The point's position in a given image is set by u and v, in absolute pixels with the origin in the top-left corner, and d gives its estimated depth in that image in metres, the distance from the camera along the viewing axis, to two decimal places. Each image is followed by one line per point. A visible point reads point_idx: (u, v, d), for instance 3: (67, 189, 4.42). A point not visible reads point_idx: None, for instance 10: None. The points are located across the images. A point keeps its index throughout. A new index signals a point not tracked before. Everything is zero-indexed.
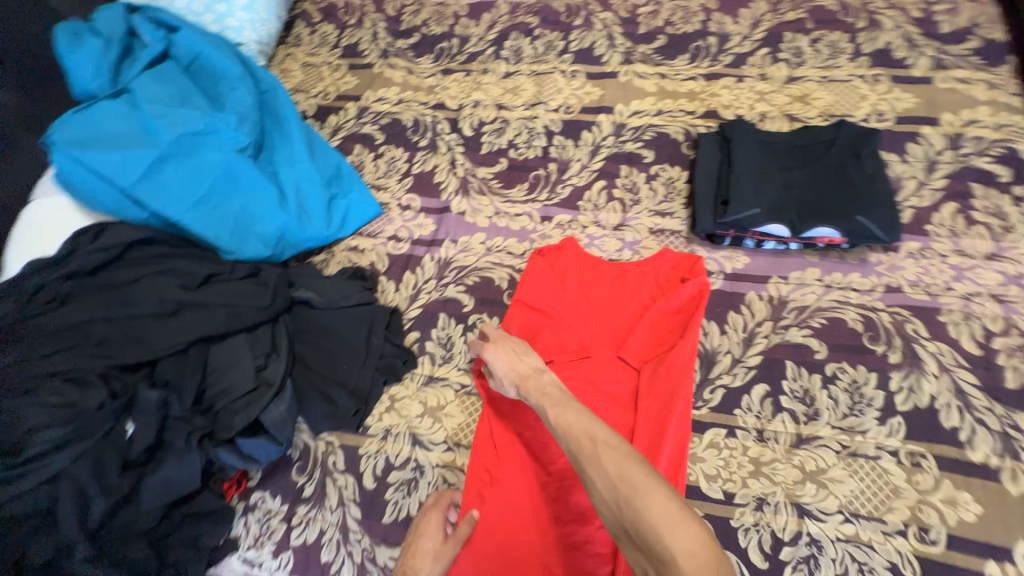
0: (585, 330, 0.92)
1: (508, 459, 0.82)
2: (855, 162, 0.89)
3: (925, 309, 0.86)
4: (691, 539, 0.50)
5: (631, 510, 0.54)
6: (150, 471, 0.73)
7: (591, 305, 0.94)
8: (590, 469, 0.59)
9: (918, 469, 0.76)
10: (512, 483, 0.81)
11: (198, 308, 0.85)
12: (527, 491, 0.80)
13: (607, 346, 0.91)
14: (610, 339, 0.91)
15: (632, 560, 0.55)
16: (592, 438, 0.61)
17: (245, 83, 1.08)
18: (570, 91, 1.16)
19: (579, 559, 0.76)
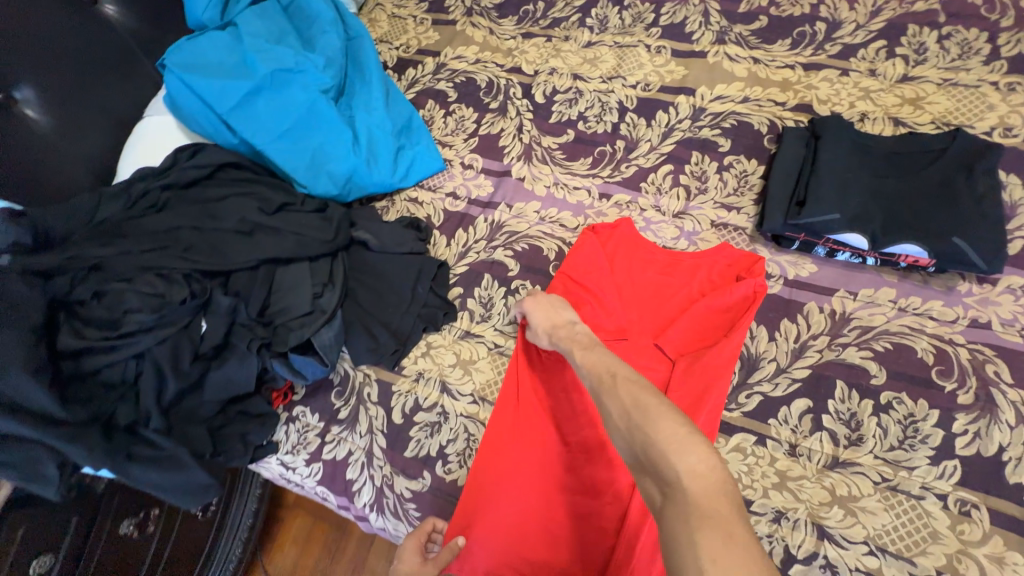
0: (626, 313, 0.91)
1: (529, 423, 0.85)
2: (965, 178, 0.80)
3: (1015, 353, 0.77)
4: (696, 460, 0.52)
5: (639, 431, 0.57)
6: (215, 367, 0.83)
7: (635, 289, 0.92)
8: (608, 399, 0.64)
9: (966, 519, 0.70)
10: (531, 446, 0.84)
11: (272, 232, 0.93)
12: (542, 456, 0.83)
13: (645, 333, 0.89)
14: (650, 326, 0.90)
15: (641, 488, 0.56)
16: (614, 376, 0.67)
17: (336, 28, 1.13)
18: (652, 67, 1.11)
19: (582, 526, 0.80)
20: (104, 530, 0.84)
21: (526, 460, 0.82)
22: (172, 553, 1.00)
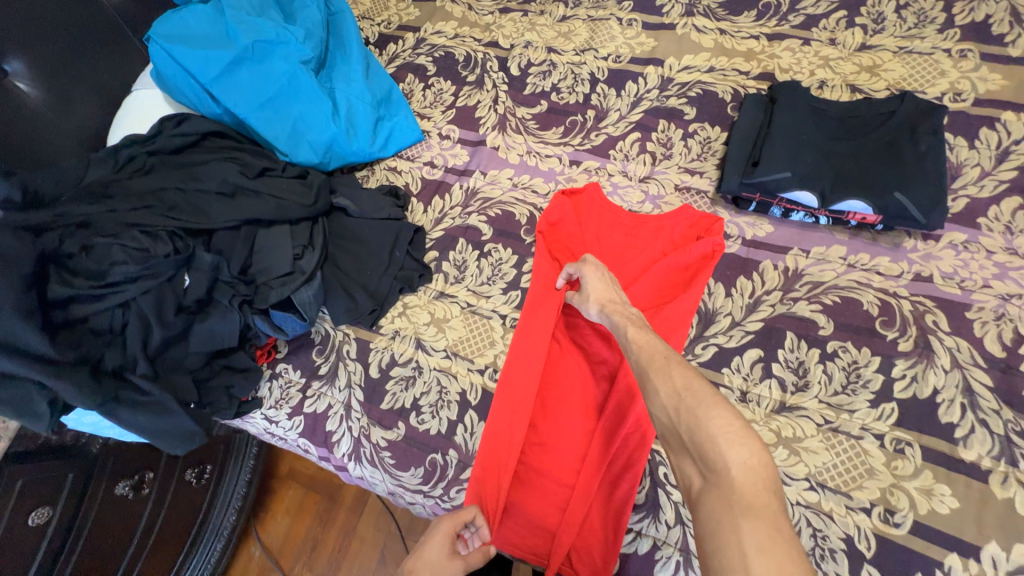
0: None
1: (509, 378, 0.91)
2: (909, 138, 0.84)
3: (953, 303, 0.81)
4: (749, 457, 0.48)
5: (689, 417, 0.53)
6: (199, 320, 0.88)
7: (606, 250, 0.97)
8: (655, 377, 0.59)
9: (900, 456, 0.75)
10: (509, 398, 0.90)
11: (253, 195, 0.97)
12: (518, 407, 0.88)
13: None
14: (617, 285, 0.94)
15: (680, 470, 0.53)
16: (664, 355, 0.62)
17: (317, 2, 1.17)
18: (623, 40, 1.14)
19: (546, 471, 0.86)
20: (100, 489, 0.90)
21: (504, 413, 0.89)
22: (163, 524, 1.06)
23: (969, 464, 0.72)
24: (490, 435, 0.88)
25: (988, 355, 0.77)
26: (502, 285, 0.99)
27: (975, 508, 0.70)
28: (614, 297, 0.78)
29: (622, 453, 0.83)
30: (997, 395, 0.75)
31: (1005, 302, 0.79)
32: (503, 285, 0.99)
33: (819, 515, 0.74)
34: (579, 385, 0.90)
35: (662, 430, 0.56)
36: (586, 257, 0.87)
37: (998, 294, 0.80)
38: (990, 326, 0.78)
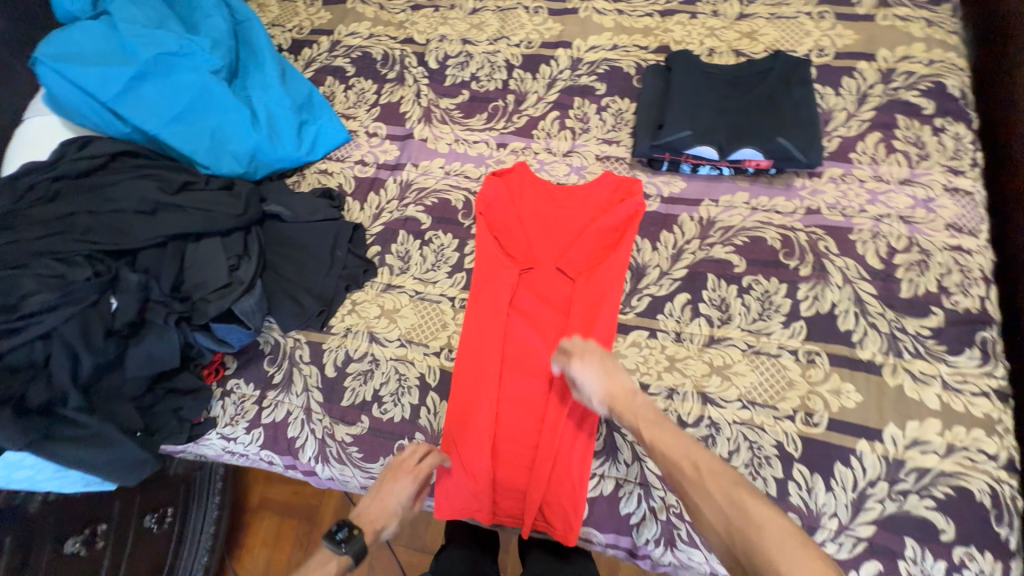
0: (533, 245, 1.02)
1: (468, 355, 0.94)
2: (784, 90, 0.97)
3: (839, 229, 0.93)
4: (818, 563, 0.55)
5: (740, 535, 0.60)
6: (134, 344, 0.85)
7: (541, 224, 1.03)
8: (698, 495, 0.66)
9: (812, 365, 0.85)
10: (470, 373, 0.93)
11: (176, 209, 0.95)
12: (479, 379, 0.93)
13: (549, 261, 1.00)
14: (554, 255, 1.01)
15: None
16: (701, 464, 0.68)
17: (221, 12, 1.15)
18: (532, 26, 1.21)
19: (512, 434, 0.91)
20: None
21: (466, 389, 0.92)
22: None
23: (866, 362, 0.84)
24: (454, 412, 0.91)
25: (870, 269, 0.89)
26: (447, 269, 1.02)
27: (874, 398, 0.82)
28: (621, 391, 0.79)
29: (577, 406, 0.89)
30: (881, 301, 0.87)
31: (878, 222, 0.92)
32: (447, 269, 1.02)
33: (753, 429, 0.83)
34: (531, 350, 0.95)
35: (719, 535, 0.63)
36: (568, 348, 0.84)
37: (872, 216, 0.93)
38: (869, 244, 0.91)
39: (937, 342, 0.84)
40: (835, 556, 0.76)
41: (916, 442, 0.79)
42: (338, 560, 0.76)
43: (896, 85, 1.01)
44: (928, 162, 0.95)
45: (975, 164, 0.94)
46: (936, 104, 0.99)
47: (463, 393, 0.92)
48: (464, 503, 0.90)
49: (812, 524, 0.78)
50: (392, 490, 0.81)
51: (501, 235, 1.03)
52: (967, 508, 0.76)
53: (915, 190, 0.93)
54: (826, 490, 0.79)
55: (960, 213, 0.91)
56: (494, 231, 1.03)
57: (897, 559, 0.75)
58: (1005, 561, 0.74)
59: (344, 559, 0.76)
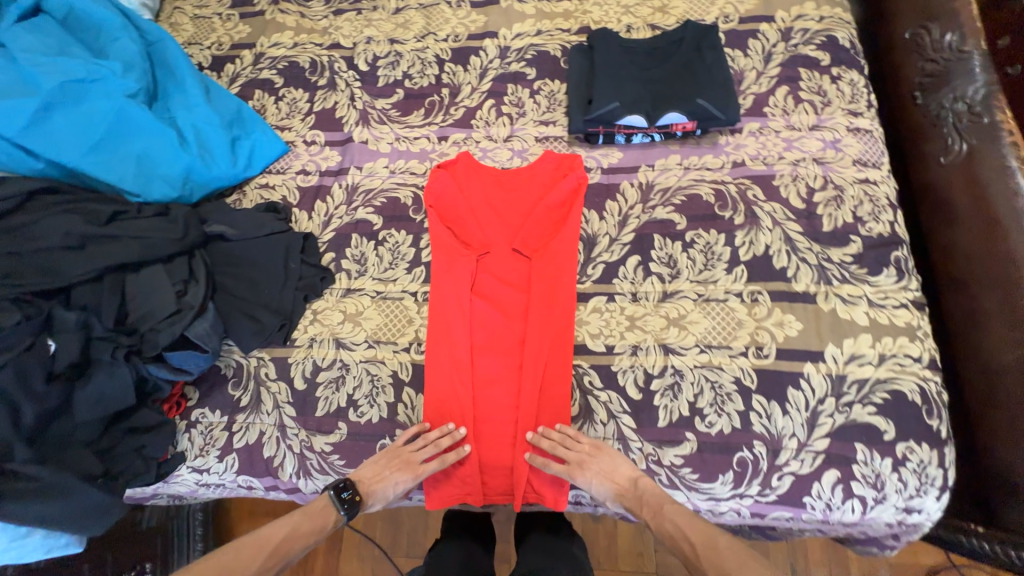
0: (486, 231, 1.03)
1: (438, 347, 0.95)
2: (698, 56, 1.04)
3: (763, 177, 1.01)
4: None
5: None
6: (81, 385, 0.81)
7: (492, 208, 1.05)
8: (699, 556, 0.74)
9: (756, 303, 0.92)
10: (442, 363, 0.94)
11: (108, 240, 0.90)
12: (453, 369, 0.94)
13: (504, 242, 1.03)
14: (508, 236, 1.03)
15: None
16: (699, 538, 0.76)
17: (129, 33, 1.10)
18: (457, 20, 1.23)
19: (491, 416, 0.93)
20: None
21: (440, 377, 0.94)
22: None
23: (802, 293, 0.92)
24: (432, 401, 0.92)
25: (794, 209, 0.98)
26: (405, 265, 1.03)
27: (814, 324, 0.90)
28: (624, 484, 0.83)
29: (549, 376, 0.93)
30: (808, 237, 0.95)
31: (796, 167, 1.01)
32: (406, 265, 1.03)
33: (712, 370, 0.89)
34: (498, 330, 0.98)
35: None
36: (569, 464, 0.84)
37: (790, 161, 1.01)
38: (791, 187, 0.99)
39: (859, 266, 0.93)
40: (798, 472, 0.84)
41: (854, 357, 0.87)
42: (336, 516, 0.83)
43: (795, 42, 1.10)
44: (831, 107, 1.04)
45: (870, 105, 1.04)
46: (832, 56, 1.08)
47: (438, 382, 0.93)
48: (454, 488, 0.92)
49: (774, 446, 0.85)
50: (392, 480, 0.85)
51: (454, 224, 1.04)
52: (902, 407, 0.85)
53: (824, 134, 1.03)
54: (783, 413, 0.86)
55: (863, 149, 1.01)
56: (446, 221, 1.05)
57: (851, 463, 0.83)
58: (938, 448, 0.83)
59: (338, 517, 0.83)
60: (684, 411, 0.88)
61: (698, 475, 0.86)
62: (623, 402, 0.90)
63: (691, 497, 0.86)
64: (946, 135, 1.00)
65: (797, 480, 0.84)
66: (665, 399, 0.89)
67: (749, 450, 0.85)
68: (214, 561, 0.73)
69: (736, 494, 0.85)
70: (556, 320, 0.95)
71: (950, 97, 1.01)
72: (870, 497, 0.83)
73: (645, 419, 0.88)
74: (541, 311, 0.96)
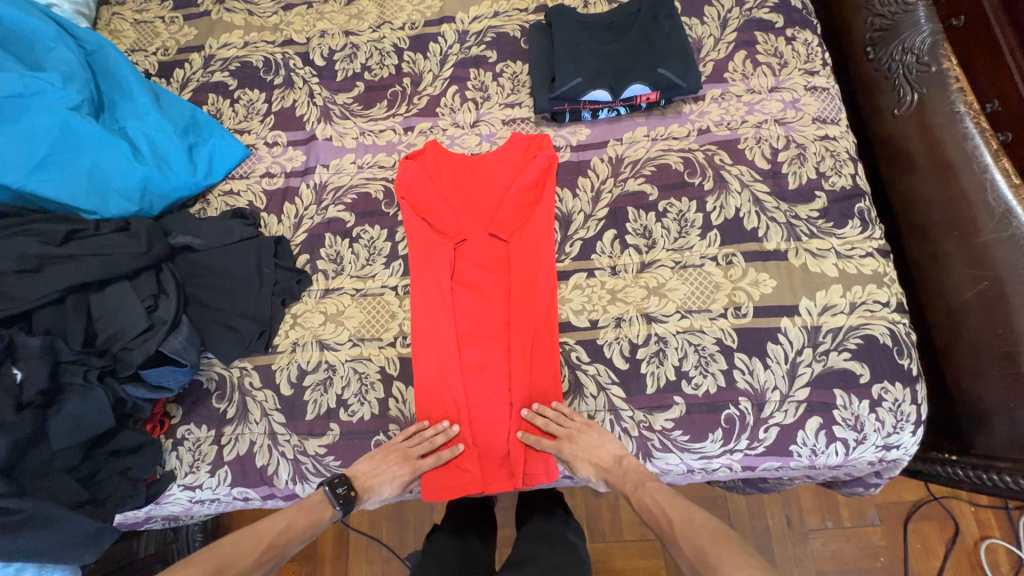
0: (462, 218, 1.04)
1: (424, 338, 0.95)
2: (656, 26, 1.04)
3: (728, 142, 1.03)
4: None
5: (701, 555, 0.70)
6: (54, 412, 0.78)
7: (464, 197, 1.05)
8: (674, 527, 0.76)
9: (731, 266, 0.94)
10: (430, 354, 0.94)
11: (66, 260, 0.86)
12: (441, 358, 0.94)
13: (480, 228, 1.03)
14: (483, 222, 1.04)
15: None
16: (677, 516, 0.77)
17: (65, 43, 1.04)
18: (412, 7, 1.20)
19: (483, 402, 0.95)
20: None
21: (430, 371, 0.94)
22: None
23: (774, 251, 0.94)
24: (424, 394, 0.93)
25: (761, 170, 1.00)
26: (383, 260, 1.01)
27: (787, 281, 0.92)
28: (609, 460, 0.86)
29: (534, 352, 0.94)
30: (775, 197, 0.98)
31: (759, 129, 1.03)
32: (383, 260, 1.01)
33: (695, 333, 0.91)
34: (482, 317, 0.99)
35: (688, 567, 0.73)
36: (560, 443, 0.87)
37: (753, 124, 1.03)
38: (755, 149, 1.01)
39: (826, 220, 0.96)
40: (783, 423, 0.87)
41: (827, 308, 0.90)
42: (333, 511, 0.83)
43: (749, 6, 1.11)
44: (789, 68, 1.06)
45: (825, 63, 1.06)
46: (785, 17, 1.10)
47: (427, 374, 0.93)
48: (452, 474, 0.92)
49: (759, 401, 0.88)
50: (388, 471, 0.87)
51: (428, 217, 1.04)
52: (875, 351, 0.88)
53: (783, 95, 1.05)
54: (764, 368, 0.88)
55: (822, 107, 1.03)
56: (420, 214, 1.04)
57: (831, 409, 0.87)
58: (911, 385, 0.87)
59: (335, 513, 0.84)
60: (671, 376, 0.90)
61: (689, 436, 0.88)
62: (611, 374, 0.91)
63: (684, 458, 0.89)
64: (897, 87, 1.04)
65: (783, 430, 0.87)
66: (651, 366, 0.90)
67: (736, 407, 0.88)
68: (213, 553, 0.73)
69: (727, 450, 0.88)
70: (537, 301, 0.96)
71: (899, 51, 1.04)
72: (851, 439, 0.86)
73: (634, 387, 0.90)
74: (522, 291, 0.97)
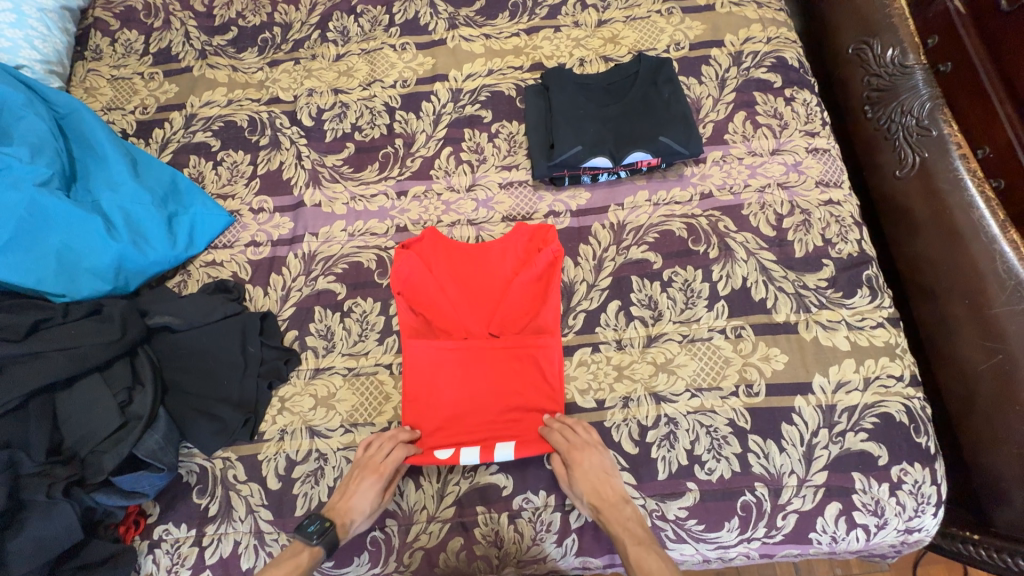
0: (463, 313, 0.96)
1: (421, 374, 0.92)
2: (655, 90, 1.03)
3: (732, 208, 1.00)
4: None
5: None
6: (13, 534, 0.71)
7: (464, 291, 0.97)
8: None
9: (740, 339, 0.91)
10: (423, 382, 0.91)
11: (31, 358, 0.80)
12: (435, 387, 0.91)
13: (481, 325, 0.96)
14: (485, 318, 0.96)
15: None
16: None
17: (34, 110, 0.98)
18: (403, 64, 1.17)
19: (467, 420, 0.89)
20: None
21: (426, 377, 0.91)
22: None
23: (784, 323, 0.92)
24: (416, 400, 0.90)
25: (766, 238, 0.98)
26: (376, 335, 0.96)
27: (798, 355, 0.90)
28: (606, 500, 0.79)
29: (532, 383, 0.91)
30: (782, 265, 0.95)
31: (762, 194, 1.01)
32: (377, 335, 0.96)
33: (706, 414, 0.87)
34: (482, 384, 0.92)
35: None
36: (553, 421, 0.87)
37: (756, 189, 1.01)
38: (760, 215, 0.99)
39: (835, 290, 0.93)
40: (802, 509, 0.83)
41: (841, 384, 0.88)
42: (313, 551, 0.76)
43: (747, 66, 1.10)
44: (789, 129, 1.05)
45: (825, 124, 1.05)
46: (783, 77, 1.09)
47: (422, 369, 0.91)
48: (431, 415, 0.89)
49: (776, 486, 0.84)
50: (361, 487, 0.80)
51: (423, 311, 0.96)
52: (892, 430, 0.85)
53: (785, 158, 1.03)
54: (780, 451, 0.85)
55: (824, 170, 1.02)
56: (415, 309, 0.96)
57: (851, 493, 0.83)
58: (930, 465, 0.84)
59: (320, 548, 0.76)
60: (683, 461, 0.85)
61: (704, 525, 0.83)
62: (621, 459, 0.86)
63: (699, 548, 0.84)
64: (898, 148, 1.03)
65: (802, 517, 0.82)
66: (662, 451, 0.86)
67: (752, 493, 0.83)
68: None
69: (744, 539, 0.83)
70: (547, 376, 0.90)
71: (898, 112, 1.04)
72: (873, 524, 0.82)
73: (645, 473, 0.85)
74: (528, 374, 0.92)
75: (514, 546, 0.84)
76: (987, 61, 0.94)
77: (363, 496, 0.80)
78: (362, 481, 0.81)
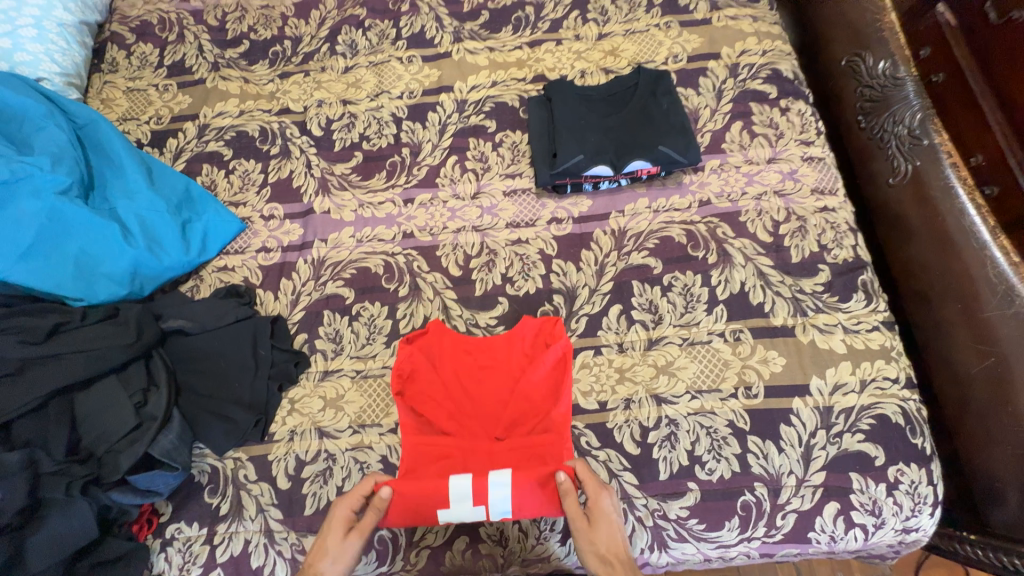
0: (468, 411, 0.93)
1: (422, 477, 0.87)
2: (654, 101, 1.07)
3: (729, 214, 1.03)
4: None
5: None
6: (31, 531, 0.72)
7: (468, 388, 0.94)
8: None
9: (739, 342, 0.94)
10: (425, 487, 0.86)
11: (51, 360, 0.82)
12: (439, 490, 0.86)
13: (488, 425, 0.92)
14: (492, 416, 0.93)
15: None
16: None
17: (56, 121, 1.02)
18: (409, 76, 1.21)
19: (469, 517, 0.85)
20: None
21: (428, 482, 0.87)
22: None
23: (781, 327, 0.94)
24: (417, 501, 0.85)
25: (763, 243, 1.00)
26: (383, 339, 0.98)
27: (796, 357, 0.92)
28: (610, 551, 0.73)
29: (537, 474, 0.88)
30: (779, 270, 0.98)
31: (759, 201, 1.04)
32: (384, 339, 0.98)
33: (706, 415, 0.89)
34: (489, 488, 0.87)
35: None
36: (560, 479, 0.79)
37: (753, 196, 1.04)
38: (757, 222, 1.02)
39: (830, 294, 0.96)
40: (801, 508, 0.84)
41: (837, 386, 0.90)
42: None
43: (743, 77, 1.14)
44: (784, 139, 1.08)
45: (819, 133, 1.09)
46: (778, 88, 1.13)
47: (421, 470, 0.87)
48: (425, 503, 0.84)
49: (775, 485, 0.85)
50: (342, 521, 0.76)
51: (423, 408, 0.92)
52: (888, 431, 0.87)
53: (781, 166, 1.06)
54: (779, 452, 0.86)
55: (819, 177, 1.05)
56: (415, 407, 0.92)
57: (848, 493, 0.85)
58: (926, 465, 0.86)
59: None
60: (684, 461, 0.87)
61: (705, 525, 0.85)
62: (623, 460, 0.88)
63: (700, 548, 0.86)
64: (891, 157, 1.06)
65: (801, 516, 0.84)
66: (664, 451, 0.88)
67: (752, 492, 0.85)
68: None
69: (744, 538, 0.85)
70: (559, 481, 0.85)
71: (891, 122, 1.07)
72: (871, 523, 0.84)
73: (647, 474, 0.87)
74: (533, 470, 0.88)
75: (519, 545, 0.86)
76: (976, 70, 0.96)
77: (338, 531, 0.76)
78: (346, 541, 0.74)
